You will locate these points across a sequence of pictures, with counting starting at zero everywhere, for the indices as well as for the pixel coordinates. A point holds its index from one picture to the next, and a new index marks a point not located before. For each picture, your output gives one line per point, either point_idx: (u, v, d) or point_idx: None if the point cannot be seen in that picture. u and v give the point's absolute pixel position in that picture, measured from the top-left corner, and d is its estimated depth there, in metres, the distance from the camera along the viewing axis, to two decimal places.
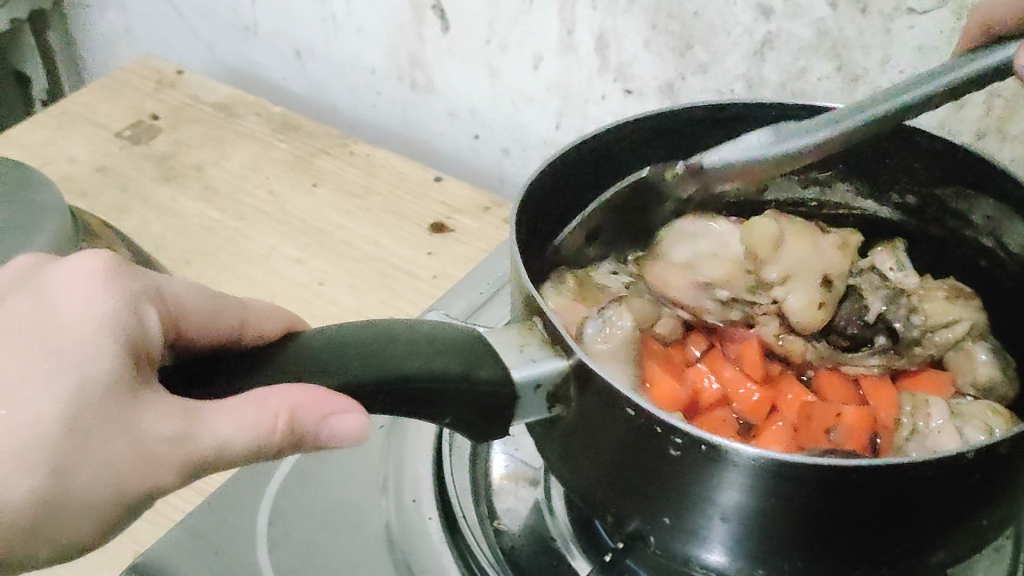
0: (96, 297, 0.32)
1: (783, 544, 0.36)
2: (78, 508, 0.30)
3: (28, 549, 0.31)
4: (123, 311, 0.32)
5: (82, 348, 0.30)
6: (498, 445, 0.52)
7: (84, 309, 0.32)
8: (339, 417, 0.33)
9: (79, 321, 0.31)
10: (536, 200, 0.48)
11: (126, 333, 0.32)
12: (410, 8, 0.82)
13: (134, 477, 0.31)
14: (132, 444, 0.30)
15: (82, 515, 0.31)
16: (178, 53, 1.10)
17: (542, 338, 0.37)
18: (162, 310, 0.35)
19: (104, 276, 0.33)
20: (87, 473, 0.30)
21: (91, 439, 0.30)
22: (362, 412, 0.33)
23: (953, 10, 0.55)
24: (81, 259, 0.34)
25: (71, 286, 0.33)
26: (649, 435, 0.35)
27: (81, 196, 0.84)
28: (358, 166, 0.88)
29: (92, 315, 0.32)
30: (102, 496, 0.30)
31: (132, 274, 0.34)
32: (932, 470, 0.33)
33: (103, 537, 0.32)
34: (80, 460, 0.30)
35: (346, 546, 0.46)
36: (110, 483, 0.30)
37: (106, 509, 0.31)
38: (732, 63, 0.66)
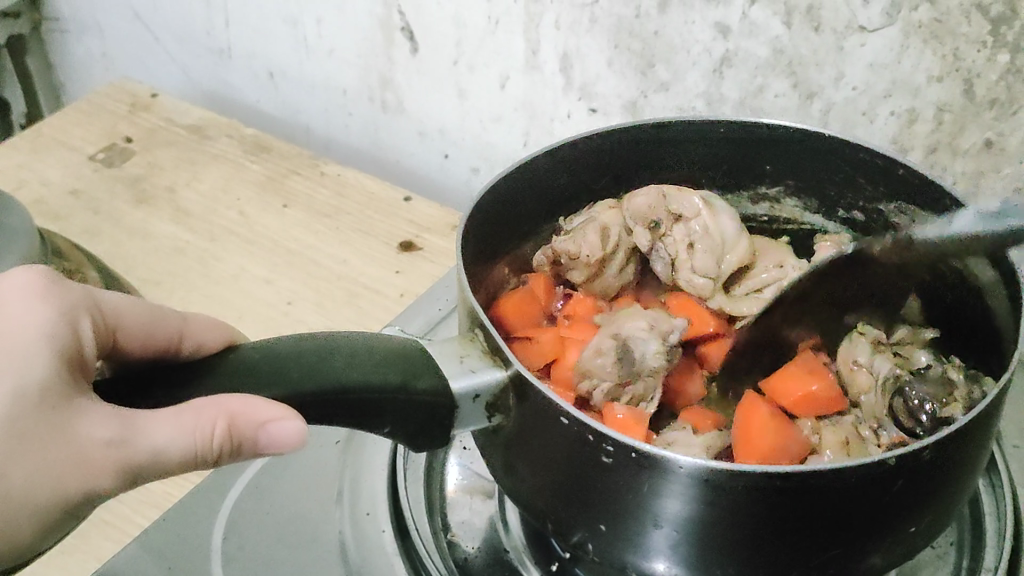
0: (29, 310, 0.34)
1: (716, 550, 0.36)
2: (13, 507, 0.32)
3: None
4: (56, 323, 0.34)
5: (17, 358, 0.32)
6: (454, 458, 0.53)
7: (19, 322, 0.34)
8: (276, 424, 0.33)
9: (14, 333, 0.33)
10: (484, 216, 0.49)
11: (59, 343, 0.33)
12: (380, 30, 0.84)
13: (67, 478, 0.32)
14: (64, 446, 0.32)
15: (20, 513, 0.32)
16: (153, 76, 1.11)
17: (483, 350, 0.38)
18: (98, 322, 0.36)
19: (42, 290, 0.35)
20: (19, 473, 0.32)
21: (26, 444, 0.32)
22: (300, 419, 0.34)
23: (902, 28, 0.57)
24: (18, 272, 0.36)
25: (8, 299, 0.35)
26: (583, 443, 0.35)
27: (54, 219, 0.84)
28: (328, 186, 0.88)
29: (31, 327, 0.33)
30: (40, 496, 0.32)
31: (69, 287, 0.36)
32: (855, 476, 0.34)
33: (43, 535, 0.34)
34: (14, 462, 0.32)
35: (302, 558, 0.47)
36: (43, 482, 0.32)
37: (46, 508, 0.33)
38: (692, 81, 0.67)
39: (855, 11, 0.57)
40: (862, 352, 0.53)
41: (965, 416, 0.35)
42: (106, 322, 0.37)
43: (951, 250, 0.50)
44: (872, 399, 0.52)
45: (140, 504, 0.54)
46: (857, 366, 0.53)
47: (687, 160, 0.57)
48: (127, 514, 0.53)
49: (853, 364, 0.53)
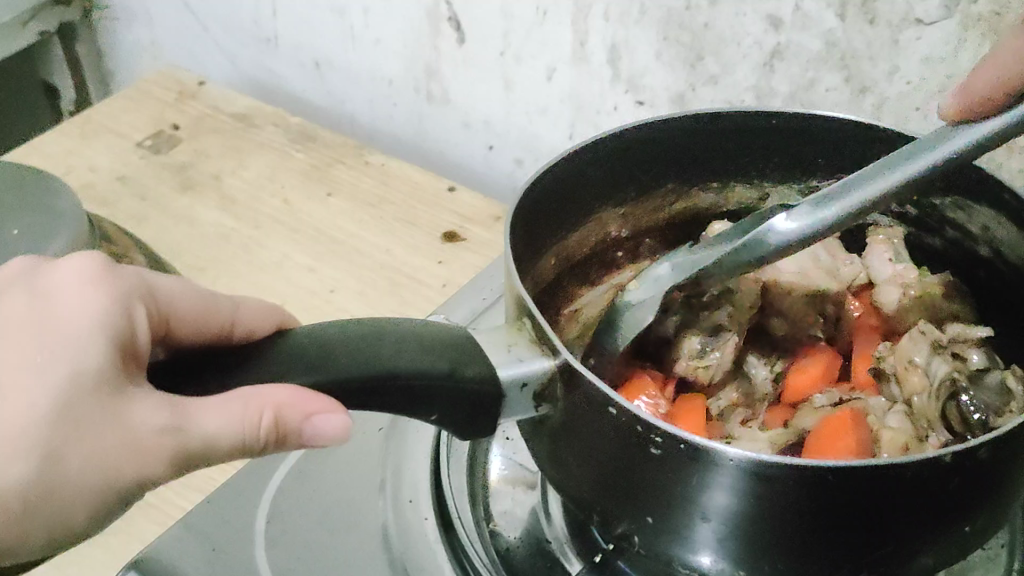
0: (85, 296, 0.34)
1: (764, 545, 0.36)
2: (67, 494, 0.32)
3: (25, 531, 0.33)
4: (111, 308, 0.34)
5: (71, 345, 0.32)
6: (497, 448, 0.53)
7: (77, 308, 0.34)
8: (321, 417, 0.34)
9: (70, 319, 0.33)
10: (533, 205, 0.49)
11: (112, 327, 0.33)
12: (427, 20, 0.83)
13: (118, 466, 0.32)
14: (118, 434, 0.32)
15: (73, 499, 0.33)
16: (200, 64, 1.11)
17: (531, 338, 0.38)
18: (151, 305, 0.36)
19: (98, 276, 0.35)
20: (75, 460, 0.32)
21: (81, 431, 0.32)
22: (344, 412, 0.34)
23: (960, 21, 0.55)
24: (76, 258, 0.36)
25: (64, 286, 0.35)
26: (632, 434, 0.35)
27: (101, 204, 0.85)
28: (372, 175, 0.89)
29: (82, 314, 0.33)
30: (94, 483, 0.32)
31: (122, 274, 0.36)
32: (908, 473, 0.33)
33: (98, 522, 0.34)
34: (70, 450, 0.32)
35: (344, 544, 0.47)
36: (97, 469, 0.32)
37: (98, 495, 0.33)
38: (742, 75, 0.67)
39: (912, 3, 0.56)
40: (920, 353, 0.50)
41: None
42: (160, 306, 0.37)
43: (1009, 247, 0.49)
44: (923, 402, 0.48)
45: (183, 487, 0.54)
46: (912, 366, 0.49)
47: (739, 155, 0.56)
48: (171, 496, 0.54)
49: (909, 362, 0.50)
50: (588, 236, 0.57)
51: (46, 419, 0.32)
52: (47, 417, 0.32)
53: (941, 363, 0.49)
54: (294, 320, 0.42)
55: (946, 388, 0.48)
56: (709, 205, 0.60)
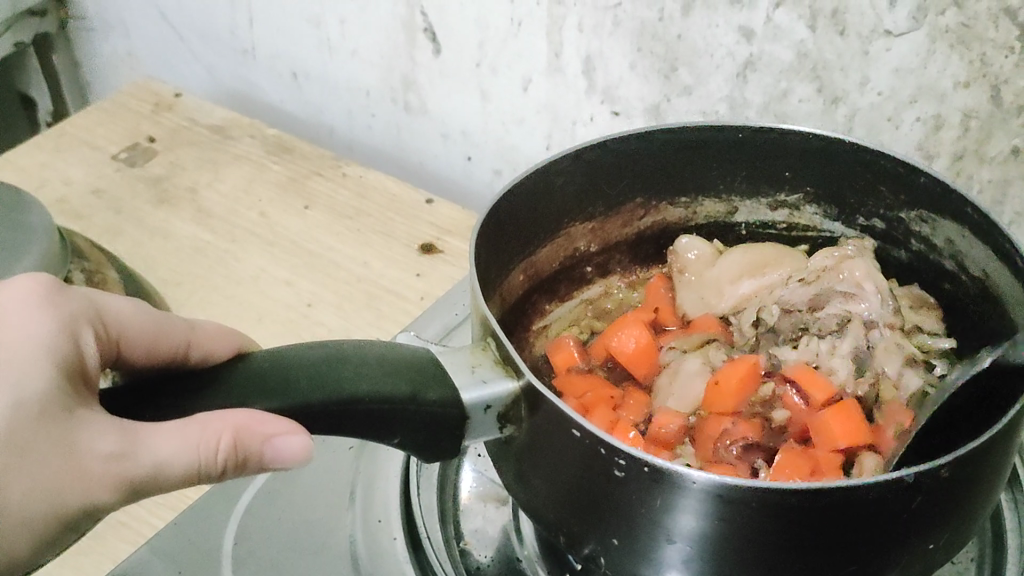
0: (32, 322, 0.34)
1: (731, 565, 0.36)
2: (12, 520, 0.32)
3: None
4: (58, 332, 0.34)
5: (14, 369, 0.32)
6: (468, 464, 0.53)
7: (22, 333, 0.33)
8: (281, 440, 0.33)
9: (15, 346, 0.33)
10: (500, 222, 0.48)
11: (58, 351, 0.33)
12: (402, 30, 0.83)
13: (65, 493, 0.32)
14: (64, 461, 0.32)
15: (18, 528, 0.32)
16: (177, 75, 1.11)
17: (495, 359, 0.38)
18: (99, 329, 0.36)
19: (45, 301, 0.35)
20: (20, 487, 0.32)
21: (27, 457, 0.31)
22: (305, 434, 0.34)
23: (928, 33, 0.55)
24: (21, 282, 0.36)
25: (10, 310, 0.34)
26: (595, 455, 0.35)
27: (75, 218, 0.84)
28: (350, 187, 0.88)
29: (28, 338, 0.33)
30: (40, 509, 0.32)
31: (71, 297, 0.36)
32: (871, 493, 0.33)
33: (44, 549, 0.33)
34: (15, 476, 0.31)
35: (313, 564, 0.47)
36: (43, 496, 0.32)
37: (46, 522, 0.32)
38: (715, 86, 0.67)
39: (880, 14, 0.56)
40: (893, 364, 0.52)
41: (987, 432, 0.34)
42: (109, 329, 0.36)
43: (973, 260, 0.49)
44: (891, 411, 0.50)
45: (155, 506, 0.54)
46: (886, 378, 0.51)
47: (706, 168, 0.56)
48: (141, 516, 0.53)
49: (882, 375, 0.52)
50: (558, 249, 0.57)
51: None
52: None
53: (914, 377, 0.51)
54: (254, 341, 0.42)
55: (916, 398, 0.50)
56: (679, 219, 0.60)
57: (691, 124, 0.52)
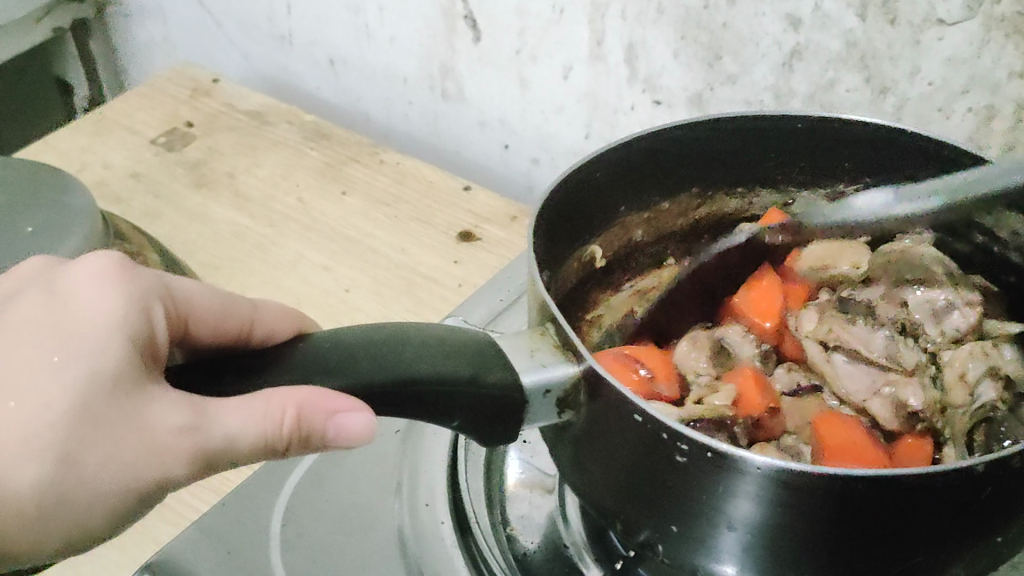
0: (103, 294, 0.34)
1: (794, 553, 0.35)
2: (85, 495, 0.32)
3: (38, 534, 0.32)
4: (129, 306, 0.34)
5: (87, 343, 0.32)
6: (514, 451, 0.52)
7: (93, 307, 0.33)
8: (347, 416, 0.33)
9: (88, 317, 0.33)
10: (557, 211, 0.48)
11: (131, 327, 0.33)
12: (442, 17, 0.83)
13: (138, 465, 0.32)
14: (136, 432, 0.31)
15: (92, 501, 0.32)
16: (213, 61, 1.11)
17: (554, 343, 0.38)
18: (169, 306, 0.36)
19: (115, 273, 0.35)
20: (92, 461, 0.31)
21: (98, 430, 0.31)
22: (370, 413, 0.34)
23: (983, 22, 0.54)
24: (92, 257, 0.36)
25: (81, 283, 0.34)
26: (657, 440, 0.35)
27: (115, 201, 0.85)
28: (387, 174, 0.88)
29: (100, 312, 0.33)
30: (112, 486, 0.32)
31: (140, 272, 0.36)
32: (939, 483, 0.32)
33: (115, 523, 0.33)
34: (87, 449, 0.31)
35: (360, 547, 0.47)
36: (116, 472, 0.32)
37: (118, 497, 0.32)
38: (761, 75, 0.66)
39: (933, 3, 0.55)
40: (972, 371, 0.48)
41: None
42: (178, 306, 0.37)
43: None
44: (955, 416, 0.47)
45: (199, 488, 0.54)
46: (961, 382, 0.49)
47: (764, 156, 0.55)
48: (185, 497, 0.53)
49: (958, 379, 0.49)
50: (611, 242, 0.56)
51: (61, 418, 0.31)
52: (64, 417, 0.31)
53: (988, 386, 0.47)
54: (310, 321, 0.42)
55: (981, 412, 0.47)
56: (734, 210, 0.60)
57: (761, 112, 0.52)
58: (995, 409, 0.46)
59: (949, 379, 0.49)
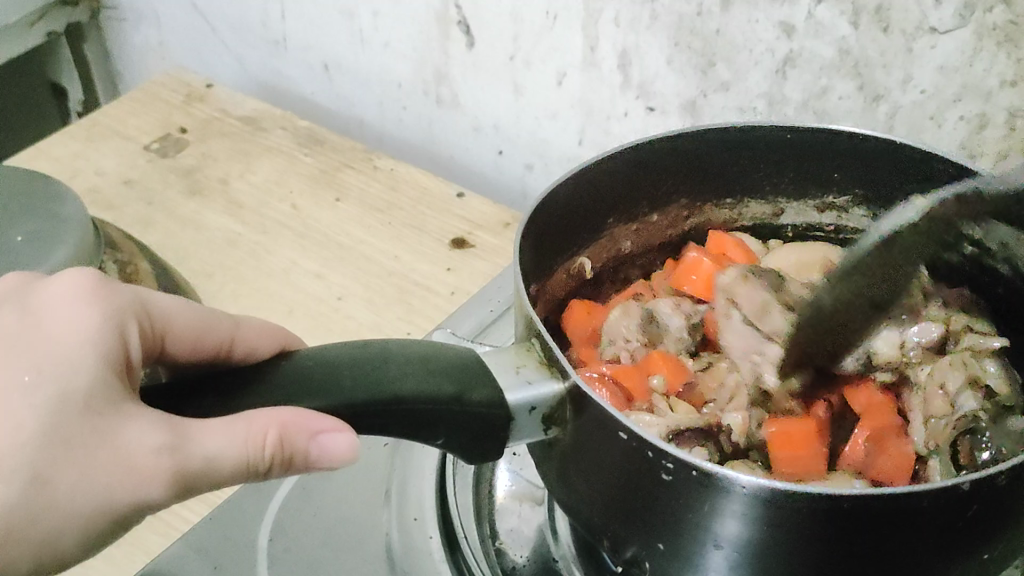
0: (78, 314, 0.34)
1: (781, 571, 0.35)
2: (58, 517, 0.31)
3: (3, 558, 0.31)
4: (104, 326, 0.34)
5: (61, 363, 0.32)
6: (504, 464, 0.52)
7: (67, 327, 0.33)
8: (329, 436, 0.33)
9: (62, 338, 0.33)
10: (544, 223, 0.48)
11: (104, 346, 0.33)
12: (436, 23, 0.83)
13: (113, 487, 0.31)
14: (111, 454, 0.31)
15: (64, 524, 0.31)
16: (208, 65, 1.11)
17: (540, 360, 0.37)
18: (146, 323, 0.36)
19: (91, 292, 0.35)
20: (65, 482, 0.31)
21: (73, 450, 0.31)
22: (352, 433, 0.34)
23: (975, 30, 0.54)
24: (66, 274, 0.36)
25: (56, 302, 0.34)
26: (642, 458, 0.34)
27: (108, 208, 0.85)
28: (381, 180, 0.88)
29: (74, 332, 0.33)
30: (86, 507, 0.31)
31: (117, 290, 0.36)
32: (924, 501, 0.32)
33: (87, 546, 0.33)
34: (61, 469, 0.31)
35: (348, 562, 0.46)
36: (90, 492, 0.31)
37: (92, 519, 0.32)
38: (754, 82, 0.66)
39: (925, 11, 0.55)
40: (952, 379, 0.46)
41: None
42: (156, 324, 0.36)
43: None
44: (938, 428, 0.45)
45: (187, 499, 0.54)
46: (942, 393, 0.46)
47: (754, 168, 0.55)
48: (174, 509, 0.53)
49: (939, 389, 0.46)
50: (601, 253, 0.56)
51: (32, 439, 0.31)
52: (35, 438, 0.31)
53: (971, 398, 0.46)
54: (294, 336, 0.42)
55: (965, 422, 0.45)
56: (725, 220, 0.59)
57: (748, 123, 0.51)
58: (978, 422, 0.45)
59: (927, 389, 0.47)
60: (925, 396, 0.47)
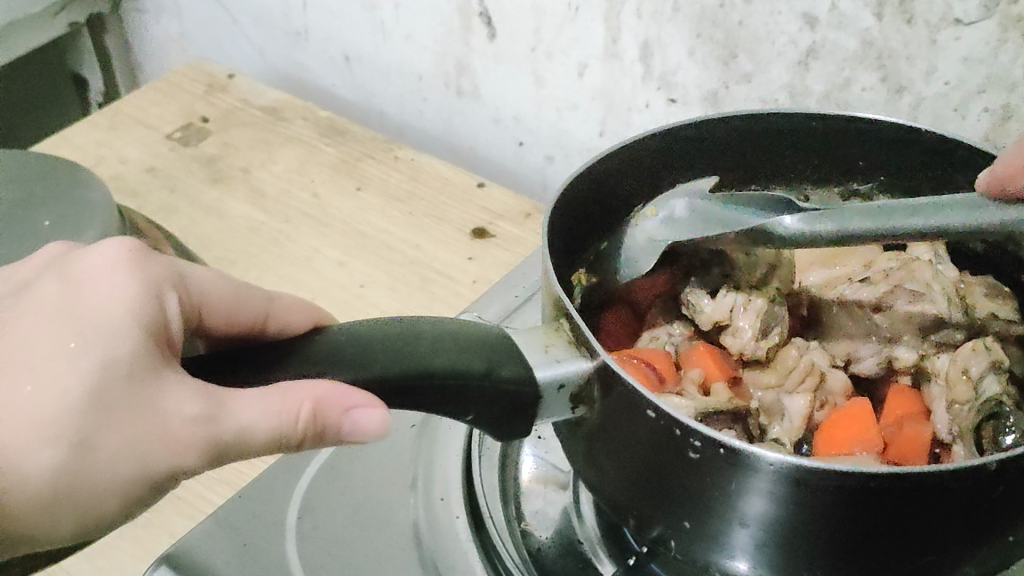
0: (118, 283, 0.34)
1: (806, 550, 0.35)
2: (98, 483, 0.32)
3: (49, 518, 0.32)
4: (143, 295, 0.34)
5: (103, 331, 0.32)
6: (528, 447, 0.52)
7: (108, 296, 0.33)
8: (360, 412, 0.34)
9: (103, 305, 0.33)
10: (569, 208, 0.48)
11: (145, 316, 0.33)
12: (457, 15, 0.83)
13: (152, 455, 0.32)
14: (150, 422, 0.32)
15: (104, 488, 0.32)
16: (229, 57, 1.12)
17: (569, 339, 0.38)
18: (183, 296, 0.36)
19: (130, 263, 0.35)
20: (105, 449, 0.32)
21: (113, 418, 0.32)
22: (383, 409, 0.34)
23: (1000, 22, 0.54)
24: (105, 244, 0.36)
25: (95, 271, 0.35)
26: (670, 436, 0.35)
27: (131, 196, 0.85)
28: (402, 170, 0.88)
29: (115, 300, 0.33)
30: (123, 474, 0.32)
31: (154, 261, 0.36)
32: (951, 481, 0.32)
33: (126, 510, 0.34)
34: (101, 436, 0.32)
35: (374, 541, 0.47)
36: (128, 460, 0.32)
37: (130, 486, 0.32)
38: (776, 73, 0.66)
39: (950, 3, 0.55)
40: (975, 364, 0.46)
41: None
42: (191, 296, 0.37)
43: None
44: (963, 412, 0.45)
45: (213, 482, 0.54)
46: (964, 378, 0.46)
47: (778, 155, 0.55)
48: (200, 491, 0.54)
49: (961, 373, 0.46)
50: None
51: (75, 406, 0.31)
52: (79, 405, 0.31)
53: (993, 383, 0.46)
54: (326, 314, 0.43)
55: (988, 405, 0.45)
56: None
57: (771, 110, 0.52)
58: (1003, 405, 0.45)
59: (950, 374, 0.47)
60: (946, 381, 0.47)
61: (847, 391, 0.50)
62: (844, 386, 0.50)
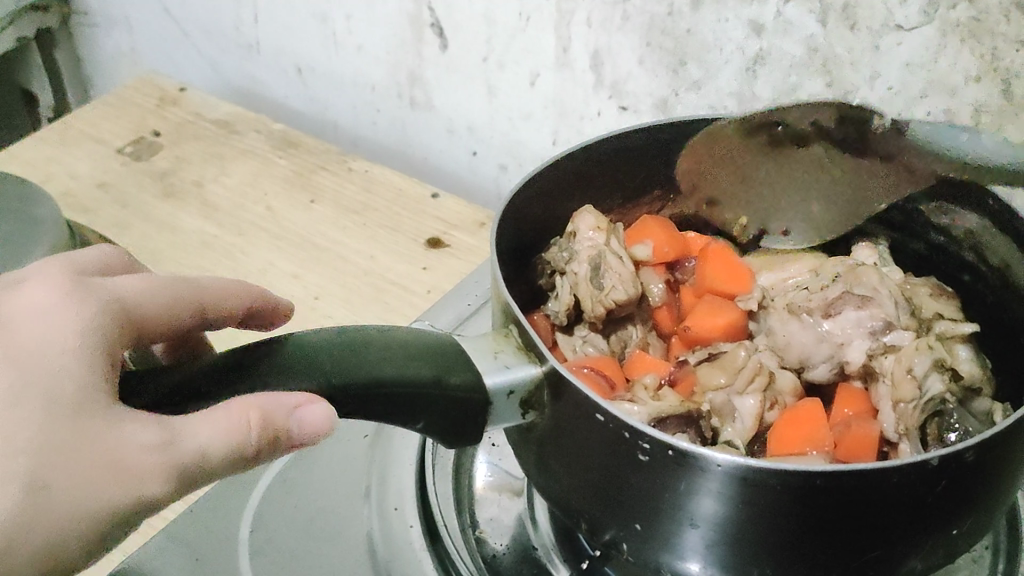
0: (57, 321, 0.33)
1: (752, 550, 0.36)
2: (59, 524, 0.31)
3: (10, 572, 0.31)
4: (86, 330, 0.33)
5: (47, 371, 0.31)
6: (482, 455, 0.53)
7: (48, 333, 0.32)
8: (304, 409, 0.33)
9: (45, 343, 0.32)
10: (518, 214, 0.49)
11: (90, 350, 0.32)
12: (409, 27, 0.83)
13: (112, 487, 0.31)
14: (107, 453, 0.31)
15: (65, 529, 0.31)
16: (180, 71, 1.11)
17: (518, 346, 0.38)
18: (123, 319, 0.35)
19: (66, 297, 0.34)
20: (64, 488, 0.31)
21: (69, 457, 0.31)
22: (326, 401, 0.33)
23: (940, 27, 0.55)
24: (35, 283, 0.35)
25: (30, 311, 0.33)
26: (620, 440, 0.35)
27: (82, 211, 0.84)
28: (356, 182, 0.88)
29: (59, 338, 0.32)
30: (83, 511, 0.31)
31: (89, 291, 0.35)
32: (894, 477, 0.33)
33: (86, 552, 0.32)
34: (59, 476, 0.30)
35: (328, 553, 0.47)
36: (89, 497, 0.31)
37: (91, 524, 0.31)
38: (724, 81, 0.66)
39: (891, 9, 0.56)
40: (919, 364, 0.47)
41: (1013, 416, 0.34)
42: (130, 316, 0.35)
43: (994, 250, 0.49)
44: (907, 410, 0.46)
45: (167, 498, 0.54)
46: (909, 377, 0.47)
47: None
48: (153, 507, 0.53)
49: (906, 372, 0.47)
50: None
51: (29, 446, 0.30)
52: (30, 446, 0.30)
53: (936, 381, 0.47)
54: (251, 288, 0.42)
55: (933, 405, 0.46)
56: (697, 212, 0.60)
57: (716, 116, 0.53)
58: (945, 403, 0.46)
59: (895, 372, 0.47)
60: (891, 380, 0.48)
61: (795, 392, 0.51)
62: (791, 387, 0.51)
